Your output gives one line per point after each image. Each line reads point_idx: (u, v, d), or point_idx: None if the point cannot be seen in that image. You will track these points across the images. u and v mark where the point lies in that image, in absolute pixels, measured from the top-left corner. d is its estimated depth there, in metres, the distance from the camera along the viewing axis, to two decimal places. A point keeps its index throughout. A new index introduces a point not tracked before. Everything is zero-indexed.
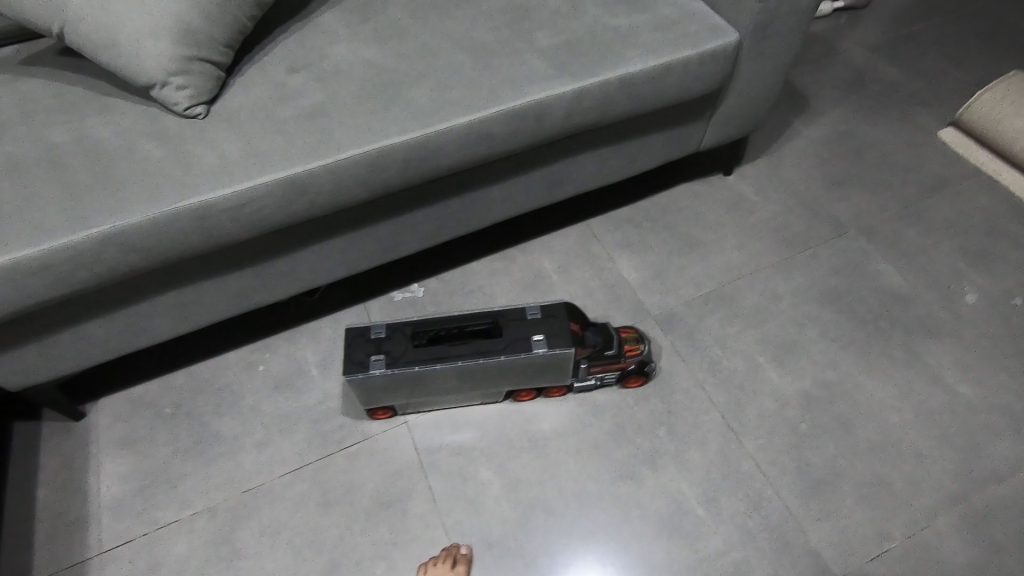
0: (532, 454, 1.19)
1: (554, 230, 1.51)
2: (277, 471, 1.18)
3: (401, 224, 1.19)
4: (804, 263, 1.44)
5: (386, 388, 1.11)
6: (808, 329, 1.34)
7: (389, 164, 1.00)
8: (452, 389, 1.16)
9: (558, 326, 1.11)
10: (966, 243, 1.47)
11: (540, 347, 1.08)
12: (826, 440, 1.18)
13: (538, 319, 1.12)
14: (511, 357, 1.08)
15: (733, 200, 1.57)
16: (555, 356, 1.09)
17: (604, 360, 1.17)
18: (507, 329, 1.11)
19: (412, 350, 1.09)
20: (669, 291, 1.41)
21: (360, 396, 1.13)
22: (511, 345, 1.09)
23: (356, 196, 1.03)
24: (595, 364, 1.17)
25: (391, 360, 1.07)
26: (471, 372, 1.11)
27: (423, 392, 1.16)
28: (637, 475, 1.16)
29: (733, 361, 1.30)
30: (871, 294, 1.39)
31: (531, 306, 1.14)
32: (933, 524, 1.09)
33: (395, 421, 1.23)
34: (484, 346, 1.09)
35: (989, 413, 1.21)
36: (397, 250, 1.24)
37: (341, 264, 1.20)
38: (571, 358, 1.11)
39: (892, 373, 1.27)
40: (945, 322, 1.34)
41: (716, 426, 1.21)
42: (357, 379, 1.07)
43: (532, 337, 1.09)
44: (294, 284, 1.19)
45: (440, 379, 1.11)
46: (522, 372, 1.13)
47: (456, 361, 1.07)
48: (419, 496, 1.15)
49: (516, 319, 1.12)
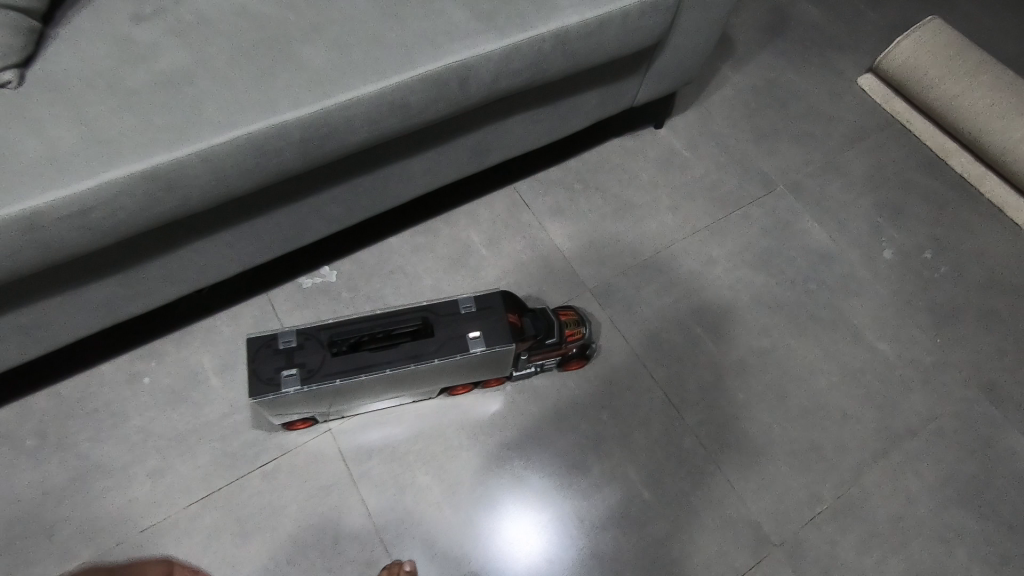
0: (472, 452, 1.12)
1: (480, 197, 1.37)
2: (181, 502, 1.03)
3: (306, 208, 1.01)
4: (736, 224, 1.41)
5: (303, 401, 0.97)
6: (741, 294, 1.32)
7: (282, 146, 0.81)
8: (380, 393, 1.04)
9: (496, 320, 1.00)
10: (882, 198, 1.50)
11: (478, 345, 0.98)
12: (762, 409, 1.20)
13: (473, 313, 1.01)
14: (445, 360, 0.97)
15: (665, 157, 1.49)
16: (495, 353, 0.99)
17: (545, 348, 1.09)
18: (439, 328, 0.99)
19: (331, 359, 0.95)
20: (604, 261, 1.33)
21: (274, 412, 0.99)
22: (445, 347, 0.97)
23: (243, 185, 0.84)
24: (535, 353, 1.09)
25: (308, 374, 0.93)
26: (401, 377, 0.99)
27: (348, 399, 1.03)
28: (583, 464, 1.12)
29: (672, 333, 1.26)
30: (800, 255, 1.39)
31: (464, 297, 1.02)
32: (858, 482, 1.14)
33: (316, 430, 1.10)
34: (415, 350, 0.97)
35: (904, 368, 1.27)
36: (304, 237, 1.06)
37: (234, 259, 1.01)
38: (510, 353, 1.02)
39: (819, 334, 1.29)
40: (865, 279, 1.37)
41: (658, 404, 1.18)
42: (268, 399, 0.92)
43: (468, 334, 0.98)
44: (179, 287, 0.99)
45: (365, 386, 0.99)
46: (457, 370, 1.03)
47: (384, 370, 0.95)
48: (353, 512, 1.05)
49: (449, 315, 1.00)
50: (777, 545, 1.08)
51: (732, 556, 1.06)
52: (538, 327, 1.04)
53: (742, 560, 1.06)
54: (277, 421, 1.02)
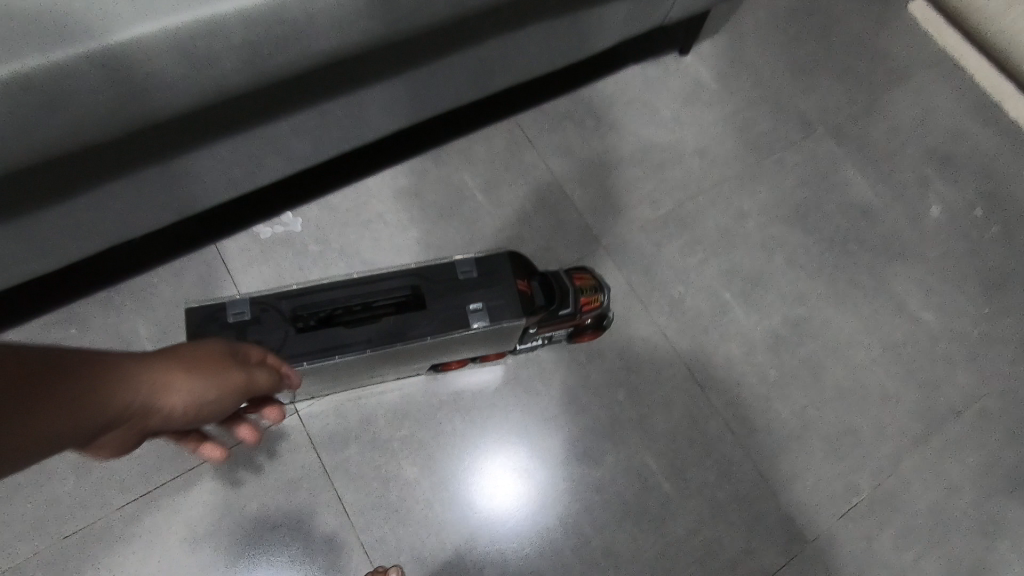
0: (467, 439, 0.96)
1: (475, 132, 1.15)
2: (115, 500, 0.85)
3: (259, 140, 0.78)
4: (769, 172, 1.23)
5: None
6: (775, 255, 1.15)
7: (218, 49, 0.58)
8: (358, 371, 0.86)
9: (502, 288, 0.81)
10: (931, 145, 1.32)
11: (481, 320, 0.79)
12: (795, 388, 1.06)
13: (474, 279, 0.81)
14: (440, 337, 0.78)
15: (691, 90, 1.27)
16: (500, 329, 0.81)
17: (557, 321, 0.91)
18: (432, 299, 0.80)
19: (295, 336, 0.75)
20: (620, 212, 1.14)
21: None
22: (439, 322, 0.79)
23: (164, 107, 0.61)
24: (545, 326, 0.91)
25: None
26: (385, 357, 0.80)
27: (318, 380, 0.85)
28: (595, 452, 0.97)
29: (696, 299, 1.09)
30: (839, 210, 1.22)
31: (463, 258, 0.82)
32: (897, 470, 1.03)
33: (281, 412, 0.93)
34: (402, 325, 0.78)
35: (950, 342, 1.13)
36: (258, 176, 0.85)
37: (166, 203, 0.79)
38: (518, 328, 0.83)
39: (859, 302, 1.14)
40: (910, 239, 1.21)
41: (680, 382, 1.03)
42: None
43: (468, 307, 0.79)
44: (91, 243, 0.79)
45: (338, 367, 0.80)
46: (453, 347, 0.85)
47: (364, 350, 0.76)
48: (327, 511, 0.89)
49: (444, 281, 0.81)
50: (809, 541, 0.97)
51: (759, 554, 0.95)
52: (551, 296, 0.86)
53: (771, 559, 0.95)
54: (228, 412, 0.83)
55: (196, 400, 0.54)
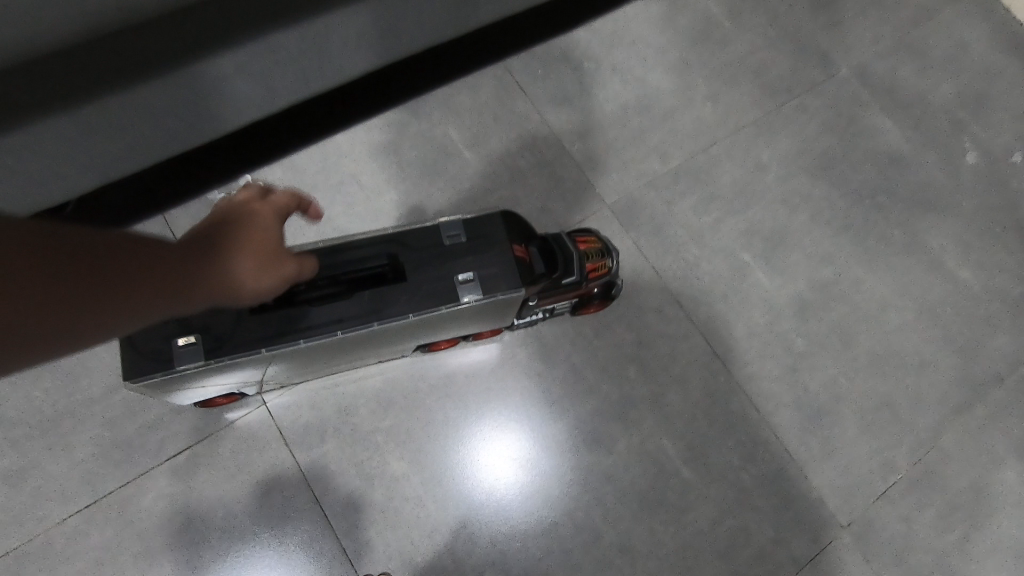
0: (460, 427, 0.85)
1: (459, 80, 1.01)
2: (57, 512, 0.74)
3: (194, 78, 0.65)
4: (789, 118, 1.10)
5: (216, 377, 0.67)
6: (797, 211, 1.04)
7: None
8: (331, 356, 0.74)
9: (497, 253, 0.69)
10: (965, 84, 1.19)
11: (472, 293, 0.67)
12: (824, 357, 0.95)
13: (462, 244, 0.69)
14: (425, 314, 0.66)
15: (701, 28, 1.13)
16: (496, 302, 0.69)
17: (560, 291, 0.79)
18: (413, 269, 0.67)
19: (249, 318, 0.63)
20: (625, 167, 1.01)
21: (174, 390, 0.68)
22: (422, 297, 0.67)
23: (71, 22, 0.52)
24: (547, 297, 0.79)
25: (214, 342, 0.61)
26: (361, 339, 0.69)
27: (284, 367, 0.73)
28: (606, 437, 0.87)
29: (713, 263, 0.98)
30: (867, 160, 1.10)
31: (449, 220, 0.70)
32: (937, 445, 0.93)
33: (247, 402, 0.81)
34: (379, 301, 0.66)
35: (990, 302, 1.02)
36: (219, 118, 0.74)
37: (91, 159, 0.68)
38: (516, 301, 0.72)
39: (891, 260, 1.03)
40: (944, 190, 1.10)
41: (698, 356, 0.92)
42: (156, 381, 0.61)
43: (457, 278, 0.67)
44: (21, 202, 0.69)
45: (306, 353, 0.69)
46: (441, 324, 0.73)
47: (335, 333, 0.64)
48: (304, 515, 0.78)
49: (426, 248, 0.68)
50: (843, 527, 0.87)
51: (789, 543, 0.86)
52: (552, 263, 0.74)
53: (803, 548, 0.86)
54: (184, 396, 0.71)
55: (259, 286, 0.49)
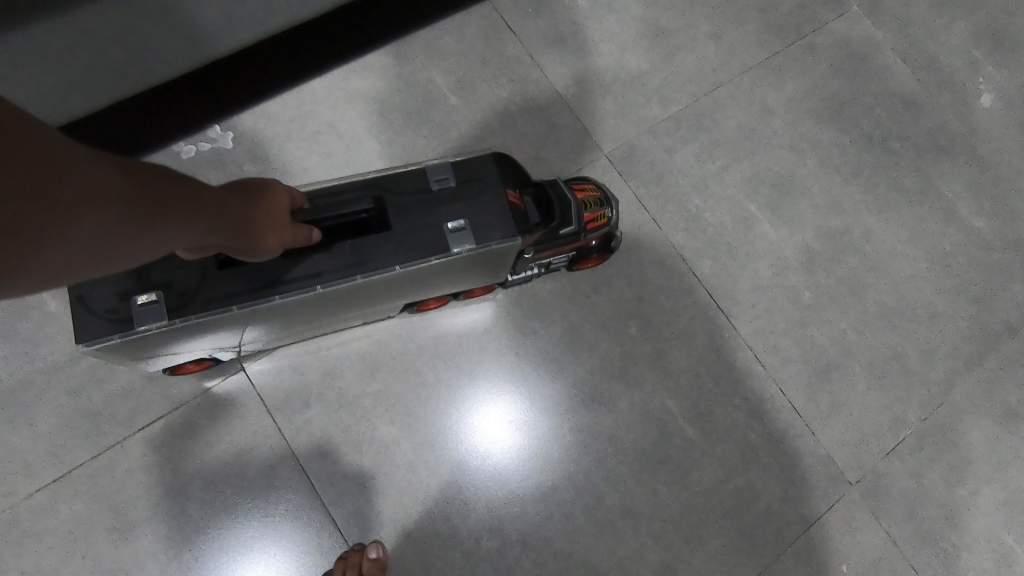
0: (453, 390, 0.80)
1: (442, 19, 0.93)
2: (23, 486, 0.69)
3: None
4: (797, 59, 1.03)
5: (184, 340, 0.61)
6: (805, 158, 0.98)
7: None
8: (312, 317, 0.68)
9: (490, 199, 0.63)
10: (980, 21, 1.12)
11: (464, 243, 0.61)
12: (833, 310, 0.91)
13: (450, 189, 0.63)
14: (413, 266, 0.61)
15: None
16: (490, 252, 0.63)
17: (555, 243, 0.73)
18: (398, 217, 0.61)
19: (216, 273, 0.57)
20: (623, 112, 0.95)
21: (140, 356, 0.62)
22: (409, 248, 0.61)
23: None
24: (542, 250, 0.74)
25: (178, 299, 0.56)
26: (344, 296, 0.63)
27: (261, 329, 0.67)
28: (606, 396, 0.83)
29: (717, 213, 0.92)
30: (878, 102, 1.04)
31: (435, 163, 0.64)
32: (949, 398, 0.90)
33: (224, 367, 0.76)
34: (362, 252, 0.60)
35: (1005, 251, 0.98)
36: (213, 35, 0.71)
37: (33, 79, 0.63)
38: (512, 251, 0.66)
39: (902, 208, 0.98)
40: (958, 133, 1.04)
41: (702, 311, 0.88)
42: (113, 344, 0.55)
43: (447, 227, 0.62)
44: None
45: (282, 312, 0.63)
46: (431, 279, 0.67)
47: (314, 288, 0.59)
48: (289, 483, 0.74)
49: (412, 194, 0.62)
50: (853, 484, 0.84)
51: (798, 501, 0.83)
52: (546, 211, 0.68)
53: (811, 505, 0.83)
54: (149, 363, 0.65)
55: (266, 242, 0.51)
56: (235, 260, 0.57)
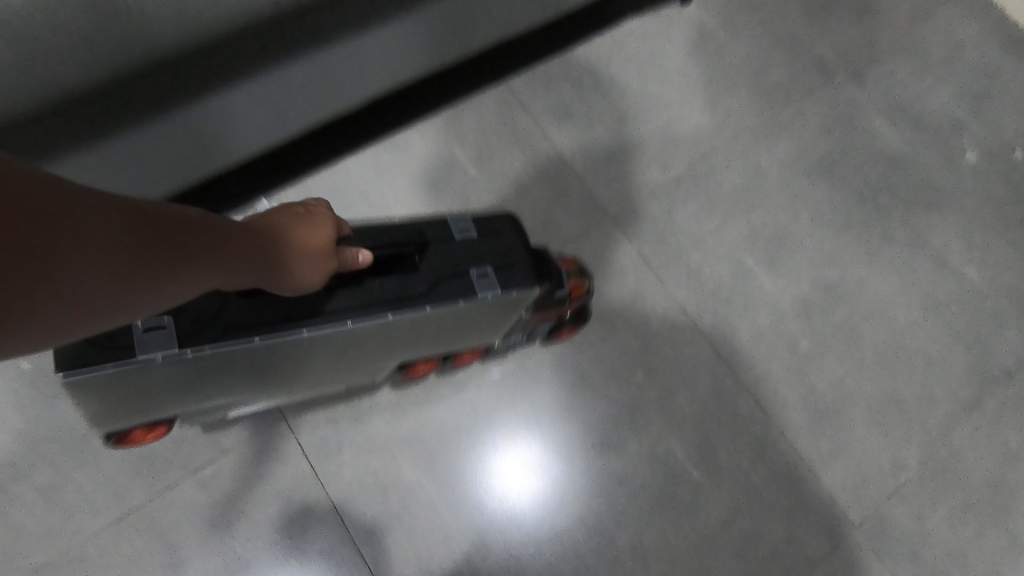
0: (473, 436, 0.87)
1: (461, 99, 1.05)
2: (90, 524, 0.77)
3: (220, 103, 0.68)
4: (786, 124, 1.12)
5: (180, 379, 0.58)
6: (799, 214, 1.06)
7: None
8: (331, 361, 0.68)
9: (511, 252, 0.68)
10: (961, 83, 1.20)
11: (491, 288, 0.65)
12: (829, 357, 0.96)
13: (473, 239, 0.67)
14: (441, 307, 0.62)
15: (696, 40, 1.16)
16: (510, 301, 0.67)
17: (548, 306, 0.79)
18: (426, 261, 0.64)
19: (236, 301, 0.55)
20: (626, 177, 1.04)
21: (129, 399, 0.59)
22: (440, 291, 0.63)
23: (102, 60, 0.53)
24: (535, 313, 0.79)
25: (196, 323, 0.53)
26: (362, 338, 0.63)
27: (272, 373, 0.65)
28: (615, 441, 0.89)
29: (715, 267, 1.00)
30: (866, 160, 1.11)
31: (456, 216, 0.68)
32: (949, 441, 0.93)
33: (221, 407, 0.74)
34: (390, 291, 0.61)
35: (997, 298, 1.03)
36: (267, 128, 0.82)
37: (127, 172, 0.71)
38: (528, 299, 0.71)
39: (894, 259, 1.04)
40: (945, 188, 1.11)
41: (704, 359, 0.94)
42: (95, 379, 0.50)
43: (474, 272, 0.65)
44: None
45: (302, 353, 0.61)
46: (449, 325, 0.69)
47: (346, 322, 0.58)
48: (323, 523, 0.81)
49: (438, 240, 0.66)
50: (857, 525, 0.88)
51: (802, 542, 0.86)
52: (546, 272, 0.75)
53: (815, 546, 0.86)
54: (130, 418, 0.64)
55: (306, 274, 0.55)
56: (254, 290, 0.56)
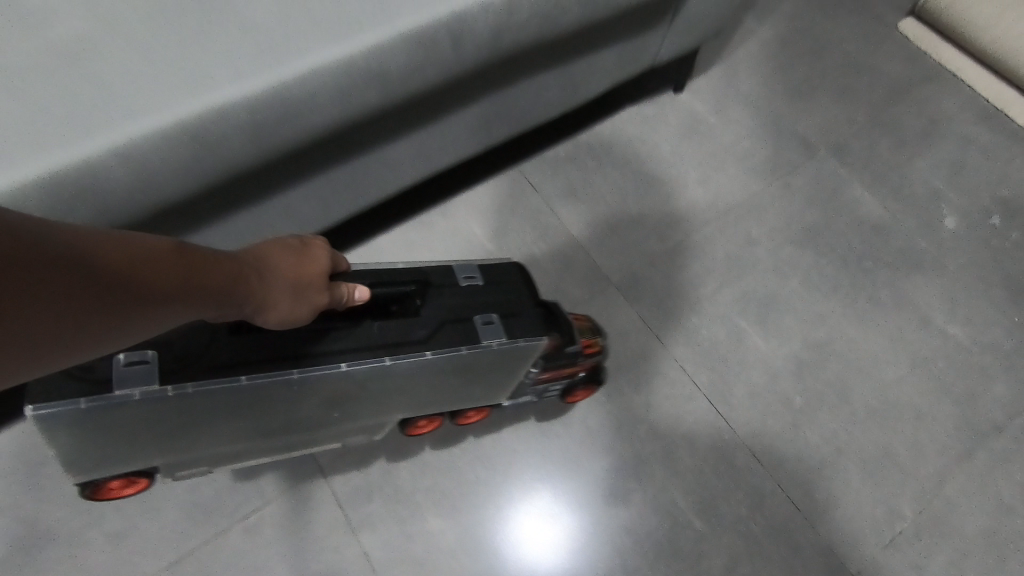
0: (490, 487, 0.95)
1: (479, 183, 1.19)
2: (150, 567, 0.87)
3: (290, 202, 0.83)
4: (774, 197, 1.23)
5: (154, 419, 0.62)
6: (788, 279, 1.15)
7: (277, 118, 0.65)
8: (331, 405, 0.73)
9: (517, 304, 0.78)
10: (939, 156, 1.31)
11: (494, 335, 0.73)
12: (823, 412, 1.03)
13: (477, 287, 0.77)
14: (444, 352, 0.70)
15: (688, 124, 1.30)
16: (515, 350, 0.75)
17: (558, 362, 0.86)
18: (431, 309, 0.72)
19: (226, 337, 0.61)
20: (627, 248, 1.15)
21: (107, 443, 0.63)
22: (444, 338, 0.71)
23: (194, 183, 0.67)
24: (547, 369, 0.86)
25: (179, 360, 0.59)
26: (372, 379, 0.70)
27: (255, 416, 0.70)
28: (621, 492, 0.96)
29: (711, 329, 1.09)
30: (850, 228, 1.21)
31: (464, 269, 0.78)
32: (942, 492, 0.98)
33: (204, 461, 0.77)
34: (399, 335, 0.69)
35: (982, 354, 1.10)
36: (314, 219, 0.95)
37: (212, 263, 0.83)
38: (536, 350, 0.77)
39: (881, 319, 1.12)
40: (927, 252, 1.19)
41: (703, 415, 1.02)
42: (64, 414, 0.55)
43: (478, 321, 0.73)
44: None
45: (312, 393, 0.68)
46: (453, 370, 0.75)
47: (339, 364, 0.65)
48: (354, 568, 0.89)
49: (447, 289, 0.75)
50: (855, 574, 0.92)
51: None
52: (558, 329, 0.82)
53: None
54: (117, 464, 0.68)
55: (296, 307, 0.59)
56: (251, 330, 0.63)
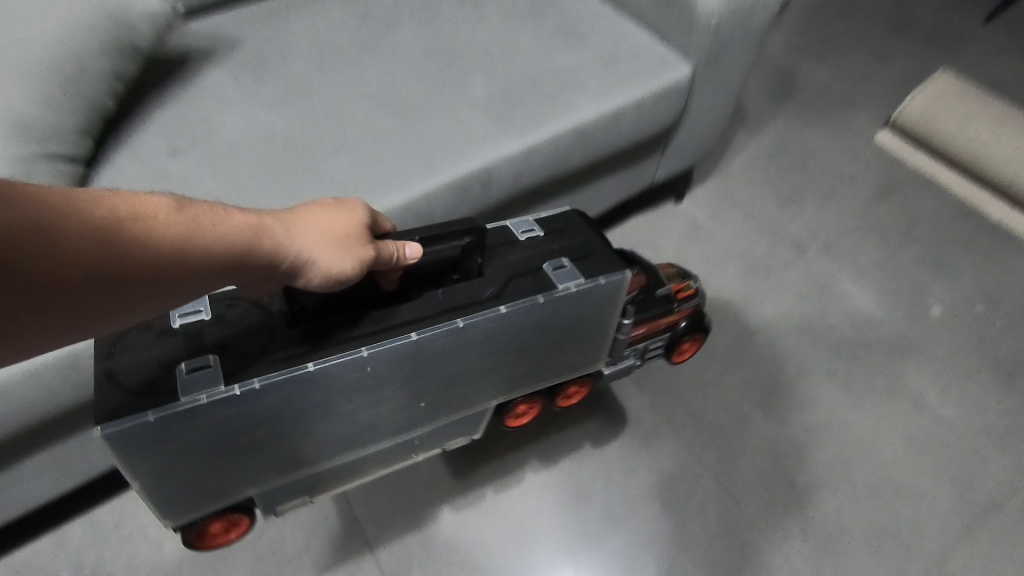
0: (519, 559, 1.05)
1: None
2: None
3: None
4: (770, 291, 1.38)
5: (214, 436, 0.69)
6: (787, 365, 1.27)
7: None
8: (411, 392, 0.80)
9: (586, 247, 0.86)
10: (921, 252, 1.44)
11: (571, 278, 0.80)
12: (825, 491, 1.11)
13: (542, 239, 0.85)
14: (517, 306, 0.77)
15: (689, 229, 1.48)
16: (597, 287, 0.82)
17: (653, 311, 0.97)
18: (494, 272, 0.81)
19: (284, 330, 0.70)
20: None
21: (186, 469, 0.70)
22: (513, 294, 0.78)
23: None
24: (643, 319, 0.97)
25: (234, 364, 0.67)
26: (459, 344, 0.77)
27: (311, 430, 0.76)
28: (639, 564, 1.05)
29: (717, 412, 1.20)
30: (842, 318, 1.34)
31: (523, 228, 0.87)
32: (946, 569, 1.04)
33: (287, 486, 0.84)
34: (471, 296, 0.77)
35: (976, 435, 1.18)
36: None
37: None
38: (621, 289, 0.86)
39: (877, 402, 1.22)
40: (917, 340, 1.30)
41: (713, 493, 1.11)
42: (132, 431, 0.62)
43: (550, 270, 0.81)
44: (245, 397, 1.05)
45: (400, 371, 0.75)
46: (529, 329, 0.82)
47: (409, 334, 0.71)
48: None
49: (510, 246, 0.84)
50: None
51: None
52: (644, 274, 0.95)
53: None
54: (196, 502, 0.75)
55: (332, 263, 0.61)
56: (300, 320, 0.71)
